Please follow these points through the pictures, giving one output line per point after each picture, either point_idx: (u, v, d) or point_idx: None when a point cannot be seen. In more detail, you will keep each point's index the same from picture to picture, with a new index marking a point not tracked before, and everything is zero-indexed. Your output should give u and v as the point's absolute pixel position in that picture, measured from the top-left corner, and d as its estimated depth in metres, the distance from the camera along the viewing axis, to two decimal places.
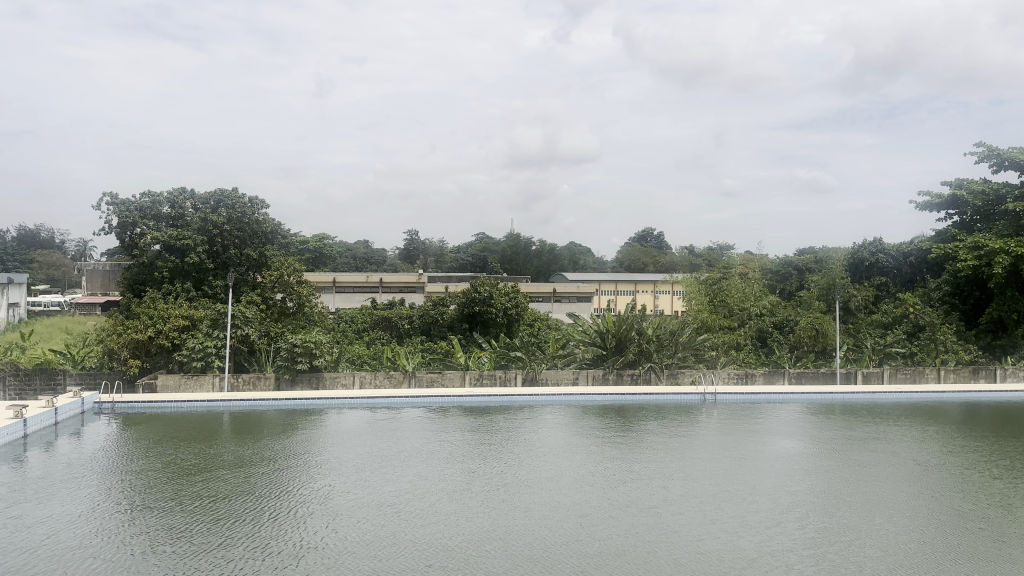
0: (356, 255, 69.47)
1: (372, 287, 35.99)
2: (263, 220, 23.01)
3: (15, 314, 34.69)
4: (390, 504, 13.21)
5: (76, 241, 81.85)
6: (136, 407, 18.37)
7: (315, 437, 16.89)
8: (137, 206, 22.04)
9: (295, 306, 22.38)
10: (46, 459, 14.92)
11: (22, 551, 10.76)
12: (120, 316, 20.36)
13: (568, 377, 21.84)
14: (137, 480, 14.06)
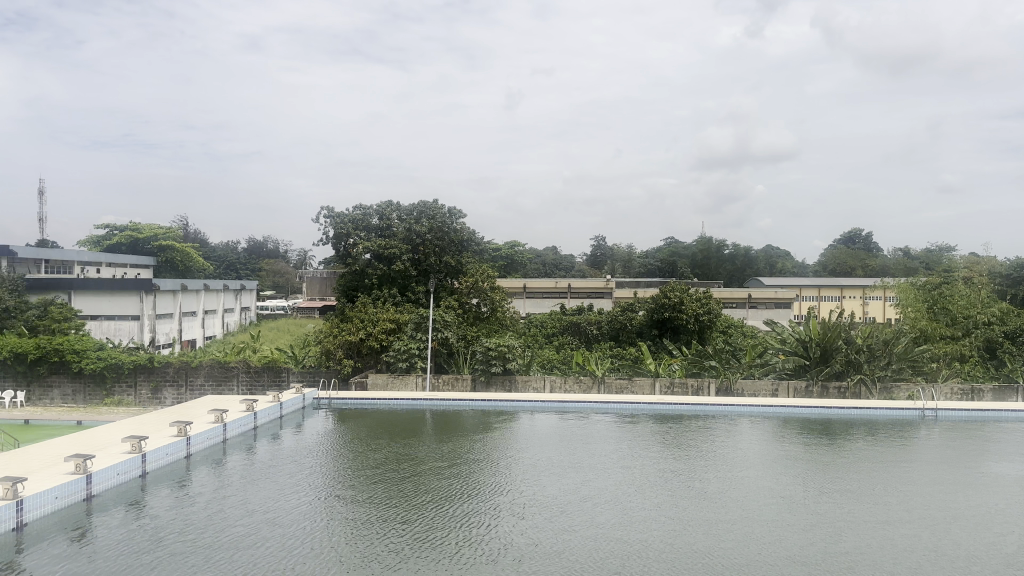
0: (541, 263, 71.05)
1: (561, 292, 36.48)
2: (460, 230, 24.14)
3: (247, 317, 39.01)
4: (559, 505, 13.42)
5: (298, 251, 90.74)
6: (350, 403, 19.97)
7: (501, 438, 17.42)
8: (351, 218, 23.95)
9: (488, 311, 23.22)
10: (273, 448, 16.57)
11: (226, 527, 12.16)
12: (334, 319, 22.18)
13: (766, 388, 20.96)
14: (333, 470, 15.28)
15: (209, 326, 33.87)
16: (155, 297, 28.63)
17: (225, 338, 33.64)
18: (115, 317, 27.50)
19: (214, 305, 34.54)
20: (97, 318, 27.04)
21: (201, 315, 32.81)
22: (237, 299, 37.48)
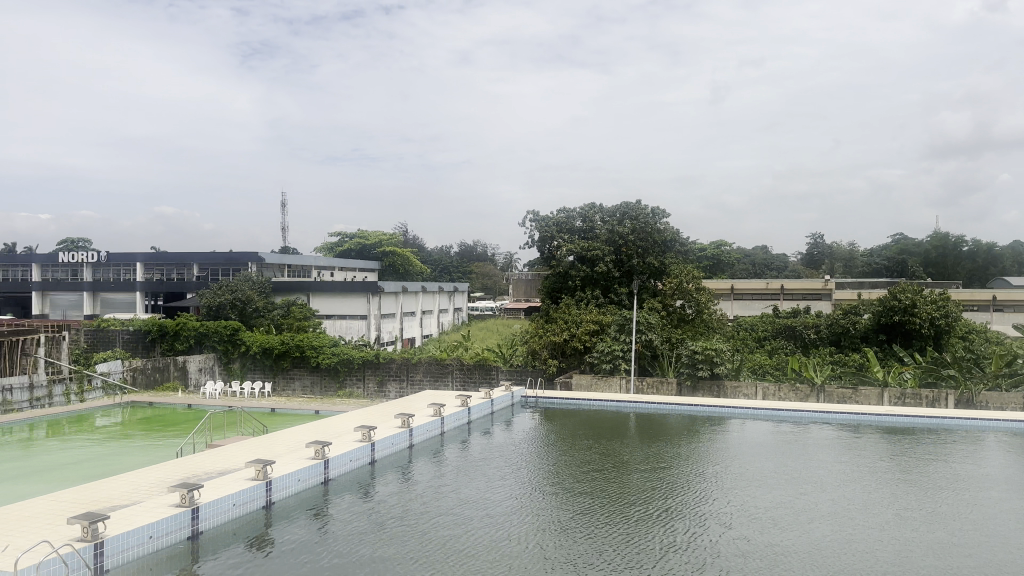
0: (749, 264, 67.87)
1: (773, 293, 34.72)
2: (664, 230, 23.75)
3: (459, 317, 41.47)
4: (768, 517, 12.68)
5: (507, 254, 94.61)
6: (556, 403, 20.42)
7: (707, 444, 16.84)
8: (555, 221, 24.52)
9: (694, 313, 22.53)
10: (484, 443, 17.33)
11: (438, 514, 12.92)
12: (539, 320, 22.79)
13: (1016, 403, 18.42)
14: (538, 467, 15.67)
15: (427, 326, 36.40)
16: (380, 298, 30.99)
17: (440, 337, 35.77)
18: (346, 317, 30.29)
19: (431, 306, 36.97)
20: (331, 317, 30.01)
21: (419, 315, 35.29)
22: (450, 300, 39.87)
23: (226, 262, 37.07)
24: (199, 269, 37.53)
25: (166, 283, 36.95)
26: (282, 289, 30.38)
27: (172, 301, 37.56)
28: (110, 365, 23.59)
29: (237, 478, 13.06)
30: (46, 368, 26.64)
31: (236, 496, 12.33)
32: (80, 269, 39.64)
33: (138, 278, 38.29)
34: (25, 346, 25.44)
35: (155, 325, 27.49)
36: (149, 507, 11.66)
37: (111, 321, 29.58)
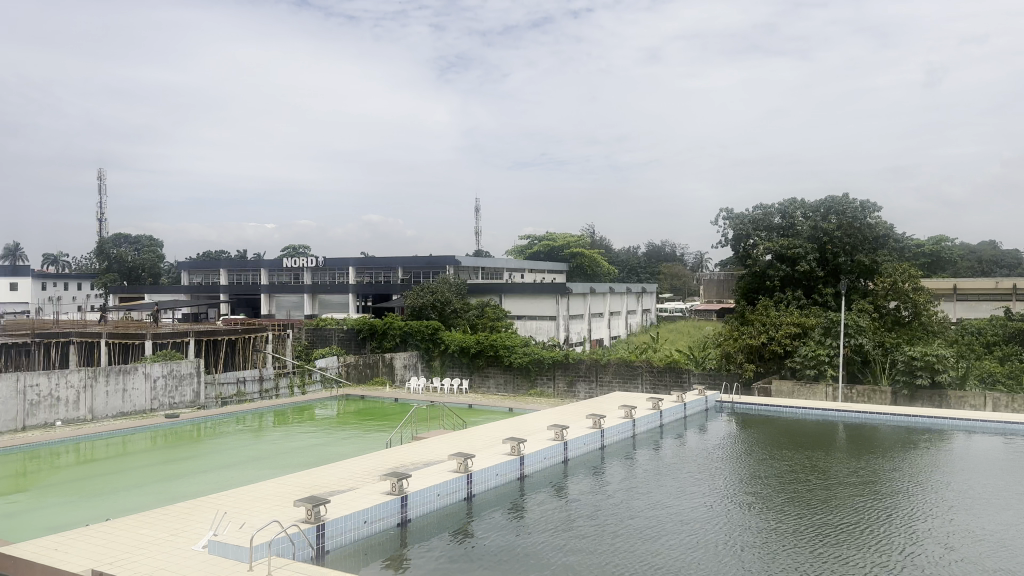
0: (976, 261, 60.91)
1: (1006, 293, 31.00)
2: (875, 224, 21.93)
3: (647, 318, 41.22)
4: (1003, 542, 11.24)
5: (697, 254, 92.11)
6: (753, 409, 19.48)
7: (926, 458, 15.29)
8: (752, 219, 23.76)
9: (910, 315, 20.69)
10: (678, 447, 16.94)
11: (630, 517, 12.78)
12: (735, 322, 22.03)
13: None
14: (733, 474, 15.04)
15: (615, 327, 36.47)
16: (568, 300, 31.40)
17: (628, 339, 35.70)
18: (535, 317, 30.93)
19: (619, 307, 36.99)
20: (522, 318, 31.06)
21: (608, 316, 35.41)
22: (639, 301, 39.70)
23: (426, 265, 40.05)
24: (403, 272, 40.50)
25: (375, 286, 40.14)
26: (479, 291, 32.24)
27: (379, 303, 40.37)
28: (327, 360, 26.71)
29: (440, 471, 13.71)
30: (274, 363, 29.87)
31: (439, 487, 12.94)
32: (301, 273, 43.66)
33: (350, 280, 41.84)
34: (257, 342, 29.48)
35: (365, 324, 30.19)
36: (364, 493, 12.54)
37: (328, 322, 32.76)
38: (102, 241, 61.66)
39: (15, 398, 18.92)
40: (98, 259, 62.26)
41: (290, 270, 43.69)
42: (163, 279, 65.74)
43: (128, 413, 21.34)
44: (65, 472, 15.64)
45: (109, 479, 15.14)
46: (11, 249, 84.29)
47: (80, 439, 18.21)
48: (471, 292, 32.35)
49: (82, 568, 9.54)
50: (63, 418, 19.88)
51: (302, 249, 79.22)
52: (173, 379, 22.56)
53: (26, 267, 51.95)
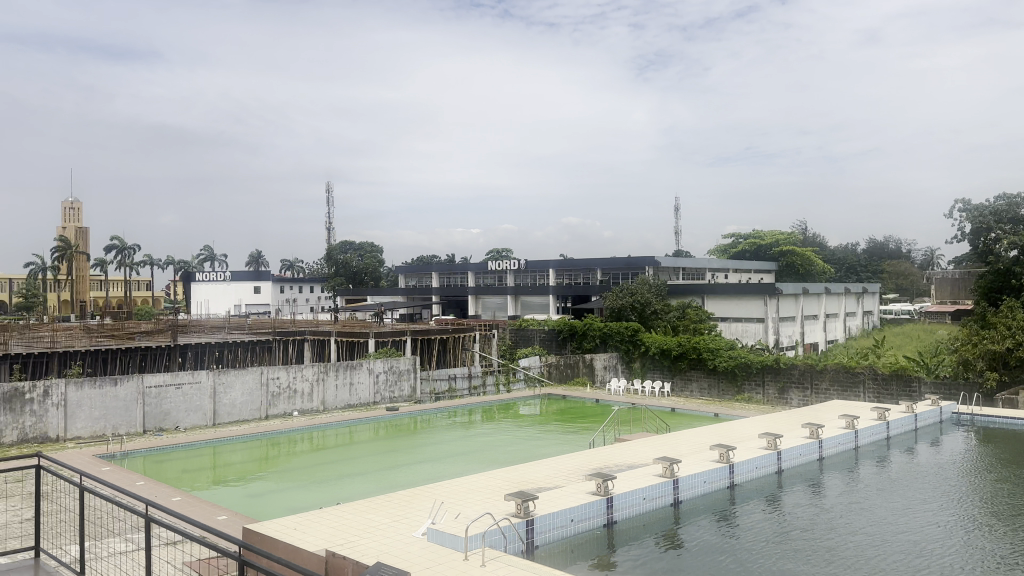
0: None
1: None
2: None
3: (868, 321, 37.90)
4: None
5: (926, 250, 83.45)
6: (1000, 421, 17.35)
7: None
8: (993, 210, 20.96)
9: None
10: (907, 461, 15.39)
11: (850, 532, 11.82)
12: (976, 324, 19.58)
13: None
14: (974, 492, 13.39)
15: (831, 330, 33.98)
16: (777, 302, 29.43)
17: (845, 343, 33.14)
18: (743, 319, 29.87)
19: (836, 309, 34.45)
20: (728, 320, 30.25)
21: (822, 318, 33.12)
22: (858, 303, 36.68)
23: (626, 266, 39.97)
24: (602, 273, 40.95)
25: (575, 287, 40.50)
26: (681, 291, 31.81)
27: (578, 305, 40.58)
28: (531, 360, 27.81)
29: (647, 474, 13.53)
30: (482, 361, 31.52)
31: (645, 490, 12.80)
32: (505, 276, 45.58)
33: (550, 282, 43.25)
34: (467, 341, 31.40)
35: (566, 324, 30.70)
36: (570, 492, 12.71)
37: (531, 323, 33.56)
38: (330, 249, 68.43)
39: (259, 389, 21.44)
40: (326, 265, 69.16)
41: (496, 273, 45.95)
42: (381, 282, 71.58)
43: (353, 405, 23.45)
44: (301, 457, 17.45)
45: (339, 465, 16.67)
46: (256, 258, 96.04)
47: (312, 428, 20.21)
48: (673, 293, 32.01)
49: (319, 547, 10.54)
50: (300, 409, 22.23)
51: (505, 253, 82.44)
52: (392, 375, 24.47)
53: (270, 272, 59.02)
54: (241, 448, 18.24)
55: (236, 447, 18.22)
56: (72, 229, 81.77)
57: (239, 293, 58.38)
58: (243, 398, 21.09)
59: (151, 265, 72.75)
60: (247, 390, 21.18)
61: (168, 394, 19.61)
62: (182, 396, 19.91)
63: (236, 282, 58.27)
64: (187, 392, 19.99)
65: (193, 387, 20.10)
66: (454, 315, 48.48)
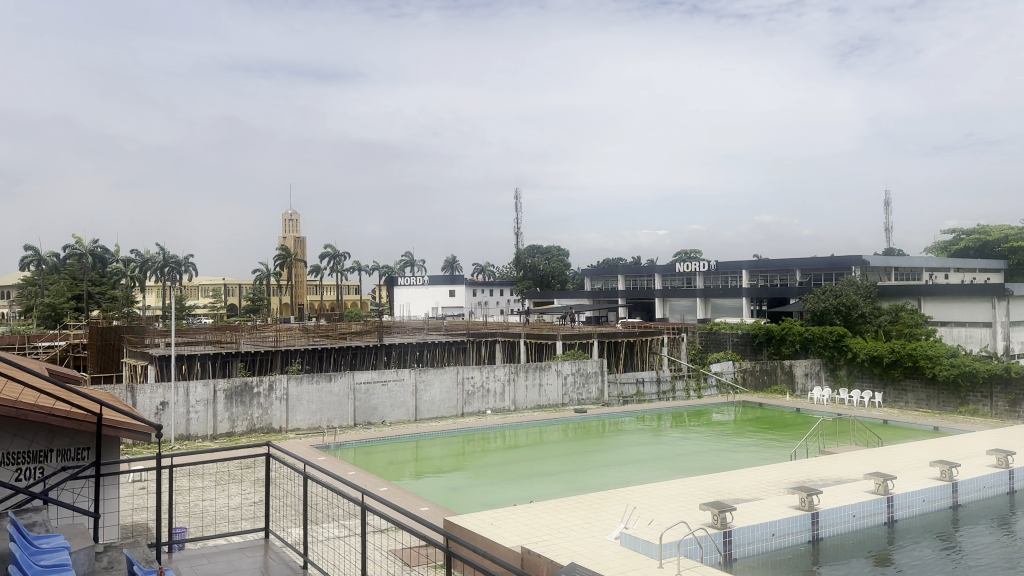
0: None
1: None
2: None
3: None
4: None
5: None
6: None
7: None
8: None
9: None
10: None
11: None
12: None
13: None
14: None
15: None
16: (1009, 303, 25.92)
17: None
18: (968, 324, 26.83)
19: None
20: (948, 325, 27.38)
21: None
22: None
23: (828, 266, 37.51)
24: (802, 274, 38.93)
25: (770, 289, 38.37)
26: (894, 293, 29.43)
27: (773, 308, 38.46)
28: (723, 365, 26.50)
29: (856, 490, 12.51)
30: (671, 365, 30.93)
31: (855, 507, 11.82)
32: (694, 277, 44.51)
33: (744, 284, 41.69)
34: (655, 344, 31.19)
35: (761, 329, 29.63)
36: (770, 505, 12.02)
37: (722, 327, 32.33)
38: (518, 253, 70.53)
39: (456, 388, 22.53)
40: (515, 269, 71.36)
41: (682, 275, 44.81)
42: (566, 285, 72.56)
43: (543, 405, 23.99)
44: (494, 454, 18.09)
45: (531, 464, 17.07)
46: (449, 262, 101.24)
47: (505, 427, 20.91)
48: (883, 295, 29.76)
49: (514, 544, 10.80)
50: (492, 407, 23.11)
51: (693, 254, 80.24)
52: (581, 377, 24.70)
53: (462, 276, 61.96)
54: (439, 443, 19.25)
55: (435, 442, 19.25)
56: (291, 239, 91.03)
57: (435, 295, 61.83)
58: (441, 395, 22.28)
59: (357, 271, 79.14)
60: (444, 389, 22.36)
61: (375, 391, 21.12)
62: (387, 393, 21.36)
63: (432, 286, 61.80)
64: (391, 389, 21.42)
65: (396, 384, 21.51)
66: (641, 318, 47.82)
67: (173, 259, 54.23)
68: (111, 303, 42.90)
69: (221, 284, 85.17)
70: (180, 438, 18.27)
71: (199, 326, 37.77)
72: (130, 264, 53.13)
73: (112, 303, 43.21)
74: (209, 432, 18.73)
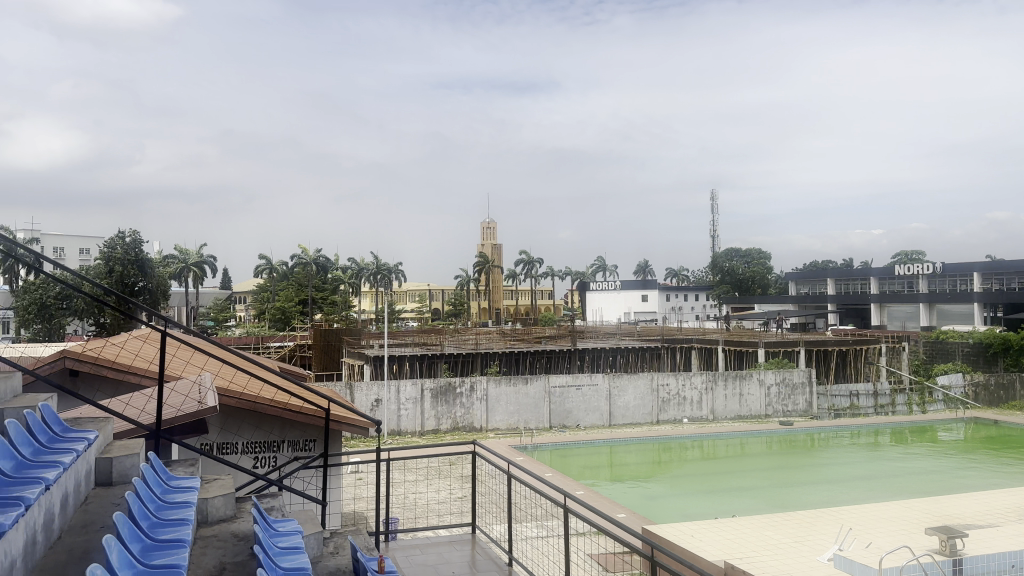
0: None
1: None
2: None
3: None
4: None
5: None
6: None
7: None
8: None
9: None
10: None
11: None
12: None
13: None
14: None
15: None
16: None
17: None
18: None
19: None
20: None
21: None
22: None
23: None
24: None
25: (1009, 293, 34.01)
26: None
27: (1013, 314, 34.03)
28: (950, 379, 25.15)
29: None
30: (890, 377, 28.48)
31: None
32: (915, 282, 40.89)
33: (976, 288, 37.48)
34: (870, 354, 29.22)
35: (995, 337, 26.94)
36: (1013, 534, 10.59)
37: (950, 336, 29.42)
38: (714, 257, 68.44)
39: (651, 395, 22.29)
40: (712, 274, 69.36)
41: (904, 278, 41.34)
42: (768, 291, 69.16)
43: (745, 416, 23.19)
44: (692, 464, 17.62)
45: (731, 477, 16.41)
46: (642, 267, 100.32)
47: (703, 437, 20.28)
48: None
49: (717, 557, 10.36)
50: (689, 416, 22.62)
51: (914, 257, 72.99)
52: (786, 388, 23.55)
53: (655, 280, 61.20)
54: (635, 449, 19.09)
55: (630, 448, 19.12)
56: (487, 246, 95.14)
57: (628, 301, 61.74)
58: (636, 402, 22.12)
59: (549, 277, 80.88)
60: (639, 395, 22.18)
61: (570, 394, 21.43)
62: (582, 397, 21.58)
63: (625, 291, 61.77)
64: (586, 393, 21.63)
65: (591, 389, 21.68)
66: (851, 325, 44.51)
67: (384, 266, 58.71)
68: (331, 308, 47.37)
69: (424, 290, 91.02)
70: (393, 432, 19.67)
71: (410, 329, 40.71)
72: (348, 270, 58.24)
73: (332, 307, 47.68)
74: (417, 428, 19.97)
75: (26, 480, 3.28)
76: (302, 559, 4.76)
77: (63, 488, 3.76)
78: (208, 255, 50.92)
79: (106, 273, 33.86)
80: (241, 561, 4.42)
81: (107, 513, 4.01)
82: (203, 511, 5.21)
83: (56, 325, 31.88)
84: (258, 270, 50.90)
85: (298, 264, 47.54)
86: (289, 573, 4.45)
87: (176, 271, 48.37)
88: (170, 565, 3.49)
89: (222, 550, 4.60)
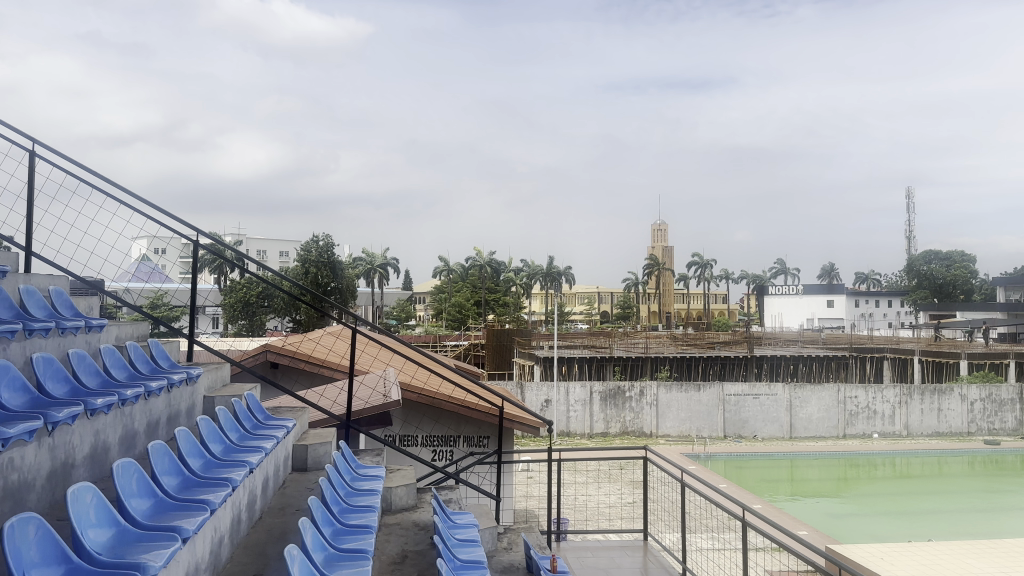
0: None
1: None
2: None
3: None
4: None
5: None
6: None
7: None
8: None
9: None
10: None
11: None
12: None
13: None
14: None
15: None
16: None
17: None
18: None
19: None
20: None
21: None
22: None
23: None
24: None
25: None
26: None
27: None
28: None
29: None
30: None
31: None
32: None
33: None
34: None
35: None
36: None
37: None
38: (910, 259, 62.74)
39: (837, 407, 20.77)
40: (908, 278, 63.58)
41: None
42: (977, 296, 62.10)
43: (944, 433, 21.08)
44: (883, 482, 16.22)
45: (928, 499, 14.89)
46: (827, 270, 93.92)
47: (897, 453, 18.57)
48: None
49: None
50: (881, 431, 20.87)
51: None
52: (992, 405, 21.37)
53: (843, 285, 57.20)
54: (817, 464, 17.88)
55: (813, 463, 17.94)
56: (659, 249, 93.51)
57: (813, 306, 58.06)
58: (820, 414, 20.71)
59: (725, 280, 78.05)
60: (824, 407, 20.74)
61: (746, 403, 20.48)
62: (760, 406, 20.52)
63: (809, 295, 58.09)
64: (764, 402, 20.55)
65: (770, 399, 20.57)
66: None
67: (555, 269, 59.45)
68: (503, 309, 48.77)
69: (595, 292, 91.03)
70: (562, 433, 19.91)
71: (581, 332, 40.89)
72: (520, 271, 59.60)
73: (504, 308, 49.19)
74: (586, 431, 20.02)
75: (233, 463, 3.65)
76: (478, 551, 4.90)
77: (263, 473, 4.14)
78: (391, 257, 54.20)
79: (303, 275, 37.11)
80: (422, 550, 4.63)
81: (302, 497, 4.37)
82: (387, 498, 5.54)
83: (258, 321, 35.40)
84: (437, 272, 53.40)
85: (473, 266, 49.35)
86: (466, 565, 4.60)
87: (361, 272, 51.98)
88: (358, 549, 3.73)
89: (405, 538, 4.86)
